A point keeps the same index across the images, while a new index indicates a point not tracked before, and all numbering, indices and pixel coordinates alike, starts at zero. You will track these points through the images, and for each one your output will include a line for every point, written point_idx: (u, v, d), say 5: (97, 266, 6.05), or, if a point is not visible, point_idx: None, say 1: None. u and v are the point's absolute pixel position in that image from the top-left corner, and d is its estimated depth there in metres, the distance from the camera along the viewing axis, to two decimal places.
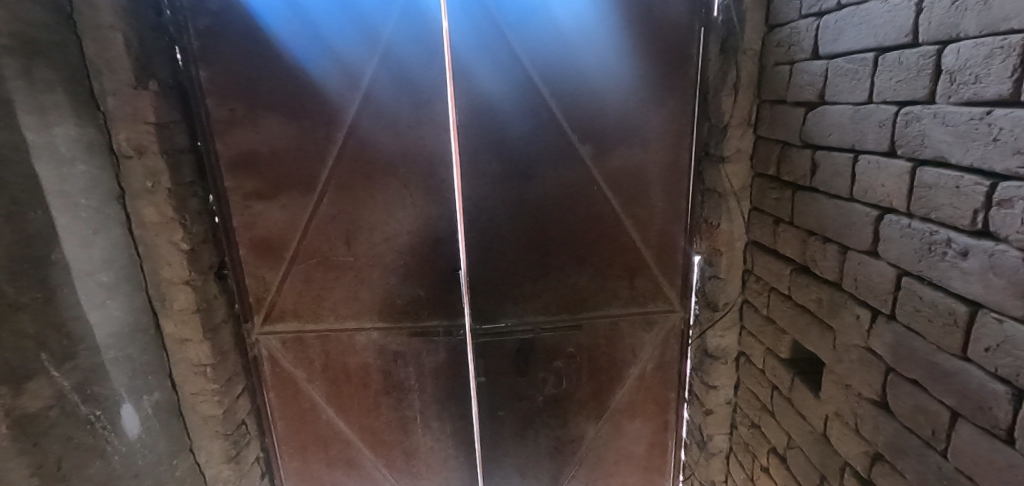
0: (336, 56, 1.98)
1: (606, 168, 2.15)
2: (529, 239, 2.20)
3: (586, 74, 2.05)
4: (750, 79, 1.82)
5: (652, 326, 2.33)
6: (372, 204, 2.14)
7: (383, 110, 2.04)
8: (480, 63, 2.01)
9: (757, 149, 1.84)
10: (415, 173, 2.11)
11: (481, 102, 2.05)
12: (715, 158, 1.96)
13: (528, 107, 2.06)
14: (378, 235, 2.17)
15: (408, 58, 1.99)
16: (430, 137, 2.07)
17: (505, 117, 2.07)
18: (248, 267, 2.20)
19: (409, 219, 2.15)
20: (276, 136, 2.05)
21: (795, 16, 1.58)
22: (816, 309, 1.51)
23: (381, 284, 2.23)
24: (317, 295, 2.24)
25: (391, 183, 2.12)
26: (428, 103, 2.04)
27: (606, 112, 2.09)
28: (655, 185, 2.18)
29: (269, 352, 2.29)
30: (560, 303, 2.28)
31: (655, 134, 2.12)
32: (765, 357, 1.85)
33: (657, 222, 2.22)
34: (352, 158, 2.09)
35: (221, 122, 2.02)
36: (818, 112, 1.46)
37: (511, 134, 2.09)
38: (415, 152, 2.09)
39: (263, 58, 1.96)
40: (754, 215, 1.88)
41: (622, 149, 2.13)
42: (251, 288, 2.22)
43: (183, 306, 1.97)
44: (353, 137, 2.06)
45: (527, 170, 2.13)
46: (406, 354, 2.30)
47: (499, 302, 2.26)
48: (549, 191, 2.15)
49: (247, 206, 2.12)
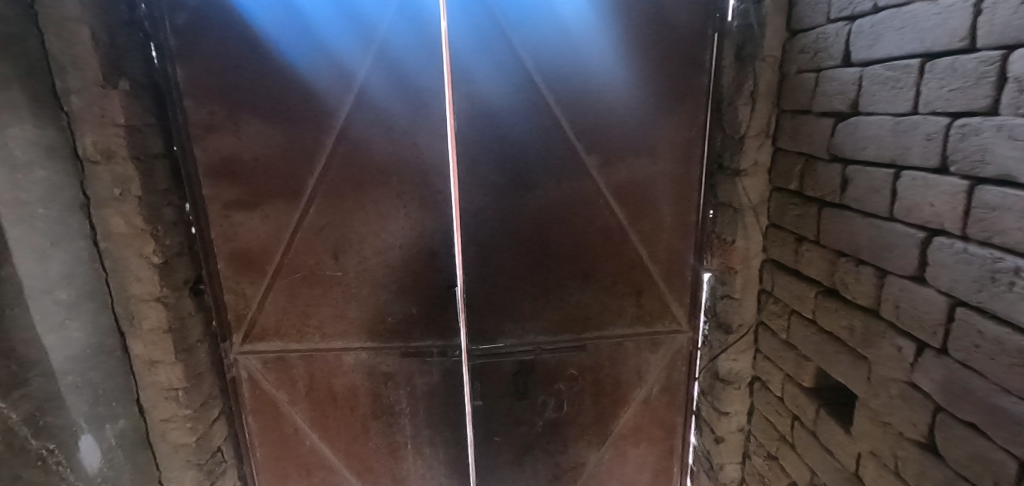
0: (327, 56, 1.84)
1: (613, 180, 2.02)
2: (531, 255, 2.06)
3: (592, 79, 1.93)
4: (769, 88, 1.71)
5: (659, 346, 2.20)
6: (362, 215, 1.99)
7: (375, 114, 1.90)
8: (482, 65, 1.88)
9: (776, 161, 1.72)
10: (409, 182, 1.97)
11: (483, 108, 1.92)
12: (730, 171, 1.84)
13: (532, 114, 1.94)
14: (368, 249, 2.03)
15: (404, 59, 1.85)
16: (426, 144, 1.93)
17: (508, 124, 1.94)
18: (227, 282, 2.03)
19: (402, 232, 2.01)
20: (260, 141, 1.90)
21: (821, 20, 1.47)
22: (847, 337, 1.39)
23: (371, 301, 2.08)
24: (302, 312, 2.08)
25: (383, 193, 1.98)
26: (425, 107, 1.90)
27: (614, 121, 1.97)
28: (663, 199, 2.06)
29: (248, 373, 2.13)
30: (562, 322, 2.14)
31: (664, 144, 2.00)
32: (785, 384, 1.72)
33: (666, 237, 2.10)
34: (342, 165, 1.94)
35: (200, 125, 1.87)
36: (851, 123, 1.34)
37: (513, 142, 1.96)
38: (410, 160, 1.95)
39: (248, 56, 1.82)
40: (771, 231, 1.76)
41: (629, 160, 2.01)
42: (230, 304, 2.06)
43: (154, 326, 1.80)
44: (344, 142, 1.92)
45: (530, 181, 1.99)
46: (397, 375, 2.15)
47: (498, 321, 2.11)
48: (552, 203, 2.02)
49: (227, 216, 1.97)
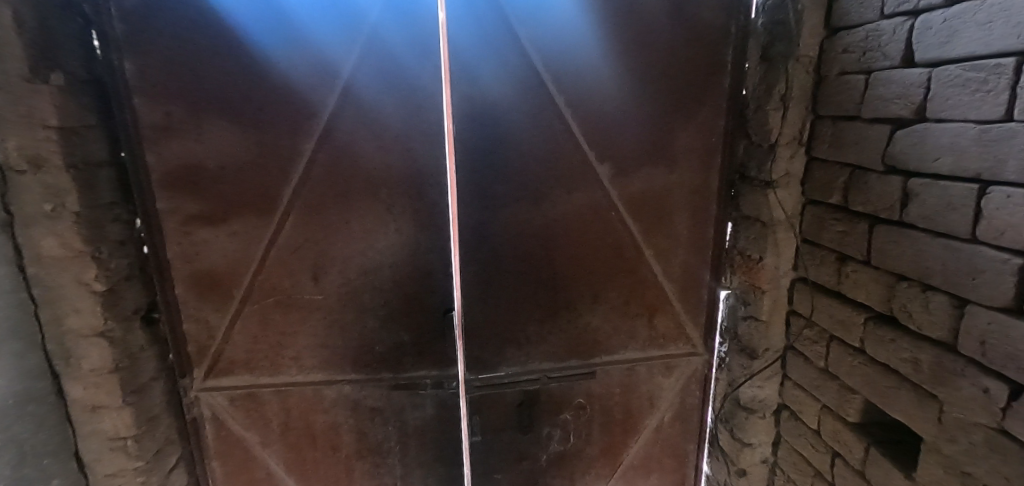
0: (306, 49, 1.60)
1: (626, 191, 1.84)
2: (535, 274, 1.88)
3: (605, 80, 1.74)
4: (803, 91, 1.56)
5: (672, 371, 2.03)
6: (346, 230, 1.77)
7: (362, 117, 1.68)
8: (485, 62, 1.68)
9: (811, 172, 1.57)
10: (400, 193, 1.75)
11: (485, 110, 1.71)
12: (758, 182, 1.68)
13: (540, 118, 1.75)
14: (353, 268, 1.80)
15: (397, 54, 1.63)
16: (420, 151, 1.72)
17: (513, 129, 1.74)
18: (187, 308, 1.77)
19: (391, 250, 1.80)
20: (228, 147, 1.65)
21: (873, 15, 1.32)
22: (910, 371, 1.24)
23: (356, 328, 1.85)
24: (276, 342, 1.83)
25: (370, 206, 1.75)
26: (420, 109, 1.68)
27: (629, 126, 1.79)
28: (679, 211, 1.89)
29: (213, 413, 1.86)
30: (569, 347, 1.96)
31: (682, 152, 1.83)
32: (822, 416, 1.57)
33: (681, 253, 1.93)
34: (324, 174, 1.71)
35: (155, 128, 1.61)
36: (917, 131, 1.19)
37: (518, 149, 1.76)
38: (401, 168, 1.73)
39: (213, 48, 1.56)
40: (805, 249, 1.61)
41: (644, 169, 1.84)
42: (191, 335, 1.79)
43: (96, 366, 1.52)
44: (326, 149, 1.69)
45: (536, 193, 1.80)
46: (386, 410, 1.92)
47: (499, 347, 1.92)
48: (560, 217, 1.84)
49: (187, 234, 1.71)
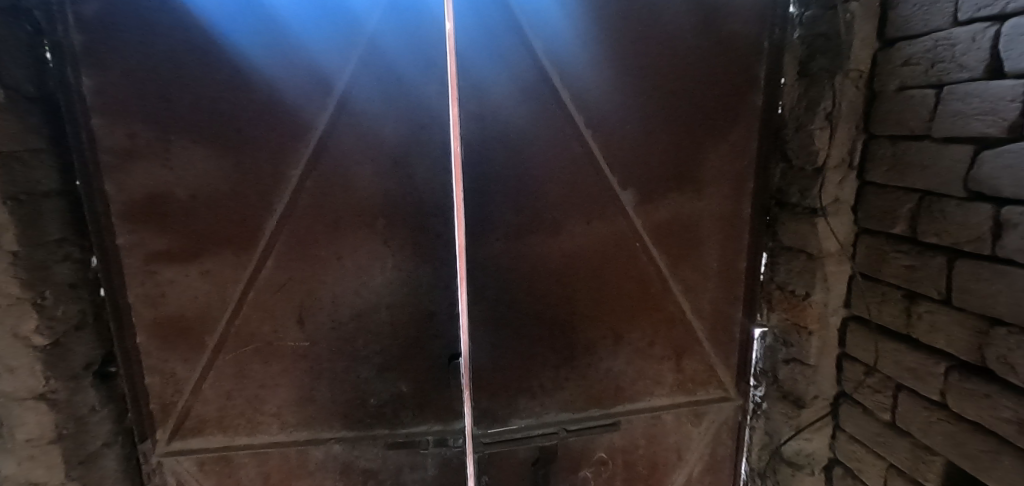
0: (293, 63, 1.42)
1: (651, 219, 1.66)
2: (553, 314, 1.67)
3: (627, 97, 1.57)
4: (853, 109, 1.40)
5: (702, 419, 1.82)
6: (336, 266, 1.56)
7: (356, 139, 1.49)
8: (495, 78, 1.50)
9: (865, 198, 1.40)
10: (399, 224, 1.55)
11: (496, 132, 1.53)
12: (801, 210, 1.51)
13: (556, 140, 1.57)
14: (343, 310, 1.58)
15: (397, 69, 1.45)
16: (422, 177, 1.53)
17: (528, 153, 1.56)
18: (150, 360, 1.53)
19: (387, 289, 1.58)
20: (202, 174, 1.44)
21: (942, 22, 1.16)
22: (1015, 435, 1.04)
23: (347, 378, 1.62)
24: (254, 396, 1.60)
25: (364, 240, 1.55)
26: (421, 130, 1.50)
27: (653, 147, 1.61)
28: (709, 242, 1.71)
29: (178, 479, 1.61)
30: (588, 396, 1.74)
31: (711, 176, 1.66)
32: (890, 478, 1.37)
33: (710, 287, 1.75)
34: (312, 203, 1.51)
35: (117, 152, 1.40)
36: (1013, 151, 1.02)
37: (533, 174, 1.57)
38: (401, 196, 1.53)
39: (189, 61, 1.37)
40: (860, 284, 1.43)
41: (670, 195, 1.65)
42: (154, 390, 1.55)
43: (34, 435, 1.31)
44: (315, 175, 1.50)
45: (553, 223, 1.62)
46: (381, 472, 1.68)
47: (510, 397, 1.69)
48: (578, 249, 1.64)
49: (153, 273, 1.49)
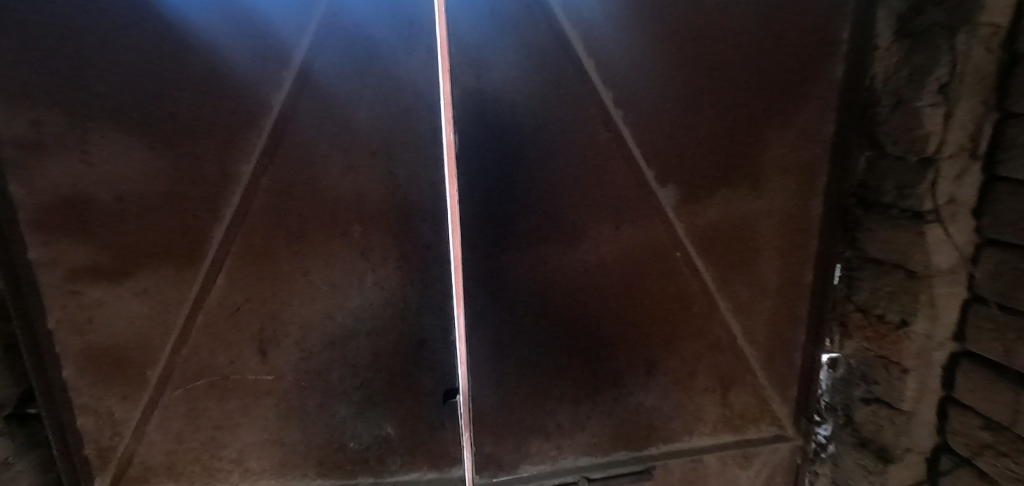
0: (238, 27, 1.10)
1: (696, 224, 1.32)
2: (573, 341, 1.35)
3: (669, 67, 1.22)
4: (979, 79, 1.04)
5: (752, 462, 1.50)
6: (302, 284, 1.26)
7: (323, 125, 1.18)
8: (498, 45, 1.17)
9: (993, 200, 1.07)
10: (380, 232, 1.24)
11: (499, 115, 1.21)
12: (900, 215, 1.18)
13: (577, 125, 1.24)
14: (313, 338, 1.29)
15: (372, 35, 1.14)
16: (407, 173, 1.22)
17: (541, 142, 1.23)
18: (81, 397, 1.26)
19: (367, 312, 1.28)
20: (129, 170, 1.14)
21: None
22: None
23: (320, 418, 1.33)
24: (210, 438, 1.32)
25: (337, 252, 1.24)
26: (406, 113, 1.19)
27: (699, 132, 1.26)
28: (768, 250, 1.36)
29: None
30: (615, 437, 1.43)
31: (773, 168, 1.30)
32: None
33: (767, 306, 1.41)
34: (270, 207, 1.21)
35: (19, 144, 1.08)
36: None
37: (548, 169, 1.25)
38: (381, 197, 1.23)
39: (102, 24, 1.05)
40: (979, 311, 1.11)
41: (721, 193, 1.31)
42: (89, 432, 1.28)
43: None
44: (272, 171, 1.19)
45: (573, 229, 1.29)
46: None
47: (519, 440, 1.39)
48: (604, 262, 1.32)
49: (78, 295, 1.20)
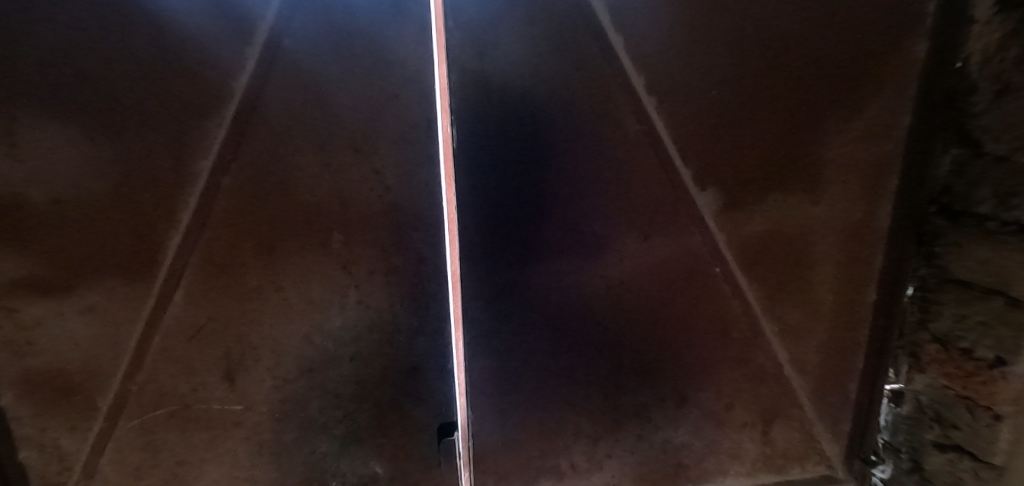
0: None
1: (741, 235, 1.10)
2: (590, 369, 1.16)
3: (715, 45, 0.99)
4: None
5: None
6: (273, 302, 1.07)
7: (294, 114, 0.98)
8: (505, 19, 0.97)
9: None
10: (364, 241, 1.05)
11: (506, 103, 1.01)
12: (1006, 230, 0.98)
13: (599, 116, 1.03)
14: (288, 363, 1.10)
15: (354, 6, 0.95)
16: (397, 171, 1.03)
17: (555, 137, 1.04)
18: (24, 428, 1.10)
19: (350, 334, 1.09)
20: (66, 167, 0.96)
21: None
22: None
23: (298, 453, 1.15)
24: (171, 475, 1.15)
25: (313, 265, 1.05)
26: (395, 100, 1.00)
27: (748, 126, 1.04)
28: (824, 267, 1.14)
29: None
30: (639, 478, 1.24)
31: (836, 170, 1.07)
32: None
33: (819, 331, 1.18)
34: (234, 212, 1.02)
35: None
36: None
37: (564, 169, 1.05)
38: (365, 200, 1.03)
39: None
40: None
41: (771, 199, 1.09)
42: (33, 467, 1.12)
43: None
44: (236, 169, 1.00)
45: (593, 240, 1.09)
46: None
47: (527, 482, 1.20)
48: (630, 278, 1.12)
49: (13, 312, 1.03)
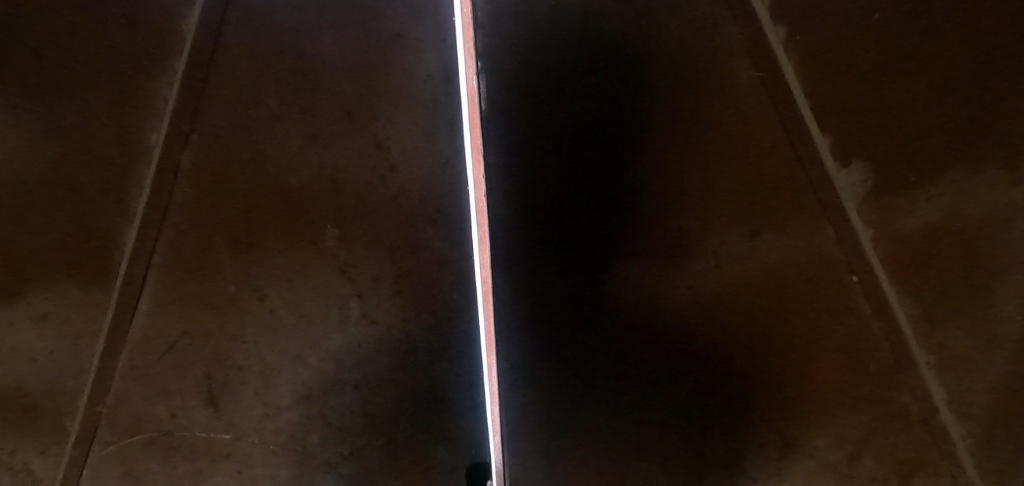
0: None
1: (892, 233, 0.77)
2: (666, 406, 0.87)
3: None
4: None
5: None
6: (255, 314, 0.84)
7: (273, 74, 0.78)
8: None
9: None
10: (366, 236, 0.83)
11: (548, 55, 0.79)
12: None
13: (676, 75, 0.77)
14: (279, 388, 0.87)
15: None
16: (409, 147, 0.81)
17: (622, 106, 0.79)
18: None
19: (354, 351, 0.87)
20: None
21: None
22: None
23: None
24: None
25: (305, 265, 0.83)
26: (404, 57, 0.79)
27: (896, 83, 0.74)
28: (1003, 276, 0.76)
29: None
30: None
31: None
32: None
33: (992, 366, 0.78)
34: (203, 199, 0.79)
35: None
36: None
37: (635, 147, 0.79)
38: (366, 182, 0.81)
39: None
40: None
41: (939, 182, 0.74)
42: None
43: None
44: (204, 145, 0.78)
45: (675, 236, 0.81)
46: None
47: None
48: (725, 289, 0.81)
49: None
